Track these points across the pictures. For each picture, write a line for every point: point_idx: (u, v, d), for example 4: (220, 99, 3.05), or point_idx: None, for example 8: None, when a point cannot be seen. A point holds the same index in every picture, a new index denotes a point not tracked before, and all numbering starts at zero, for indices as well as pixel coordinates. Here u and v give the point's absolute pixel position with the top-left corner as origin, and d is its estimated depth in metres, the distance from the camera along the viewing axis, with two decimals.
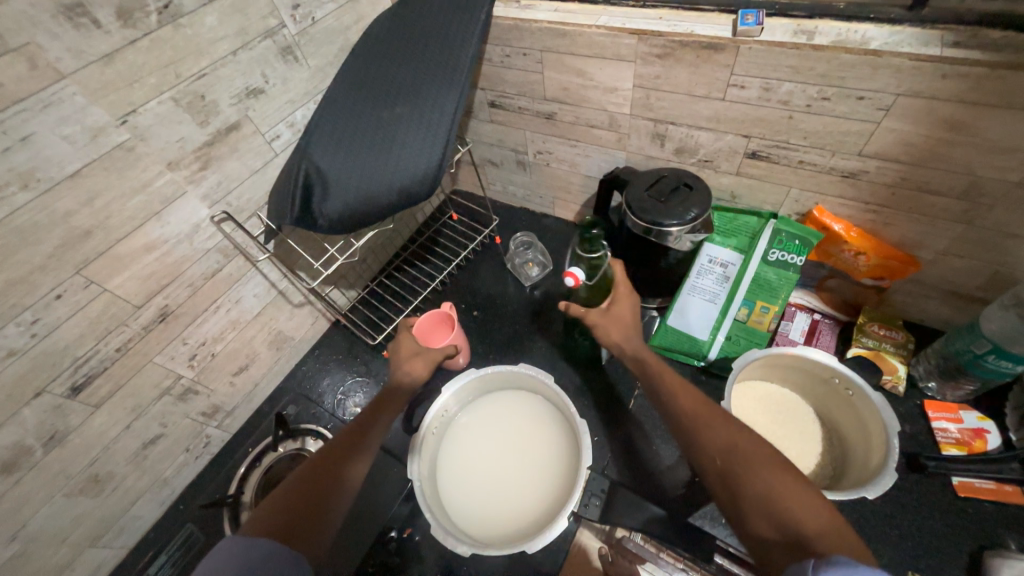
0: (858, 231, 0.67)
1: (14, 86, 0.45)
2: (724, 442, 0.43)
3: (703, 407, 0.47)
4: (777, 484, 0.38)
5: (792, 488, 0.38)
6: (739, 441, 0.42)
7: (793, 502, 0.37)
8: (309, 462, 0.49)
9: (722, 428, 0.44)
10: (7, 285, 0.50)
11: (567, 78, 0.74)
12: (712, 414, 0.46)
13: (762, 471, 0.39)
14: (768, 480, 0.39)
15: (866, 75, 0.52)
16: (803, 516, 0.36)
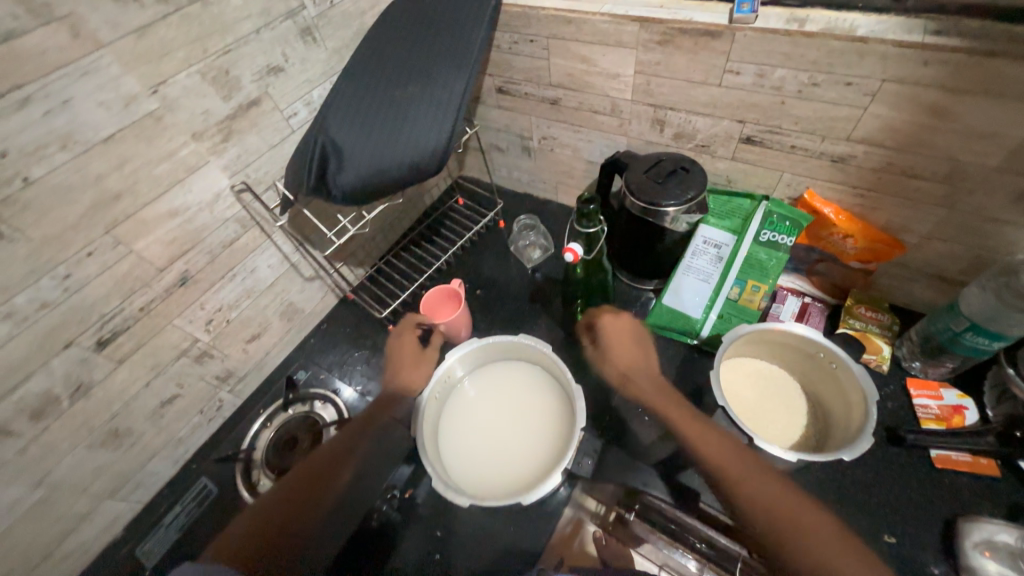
0: (846, 215, 0.70)
1: (57, 53, 0.49)
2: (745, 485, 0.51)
3: (724, 449, 0.55)
4: (807, 522, 0.47)
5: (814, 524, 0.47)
6: (770, 486, 0.51)
7: (822, 540, 0.46)
8: (296, 475, 0.60)
9: (743, 471, 0.53)
10: (44, 240, 0.53)
11: (572, 64, 0.77)
12: (734, 459, 0.54)
13: (789, 509, 0.48)
14: (808, 521, 0.47)
15: (853, 62, 0.55)
16: (833, 548, 0.45)
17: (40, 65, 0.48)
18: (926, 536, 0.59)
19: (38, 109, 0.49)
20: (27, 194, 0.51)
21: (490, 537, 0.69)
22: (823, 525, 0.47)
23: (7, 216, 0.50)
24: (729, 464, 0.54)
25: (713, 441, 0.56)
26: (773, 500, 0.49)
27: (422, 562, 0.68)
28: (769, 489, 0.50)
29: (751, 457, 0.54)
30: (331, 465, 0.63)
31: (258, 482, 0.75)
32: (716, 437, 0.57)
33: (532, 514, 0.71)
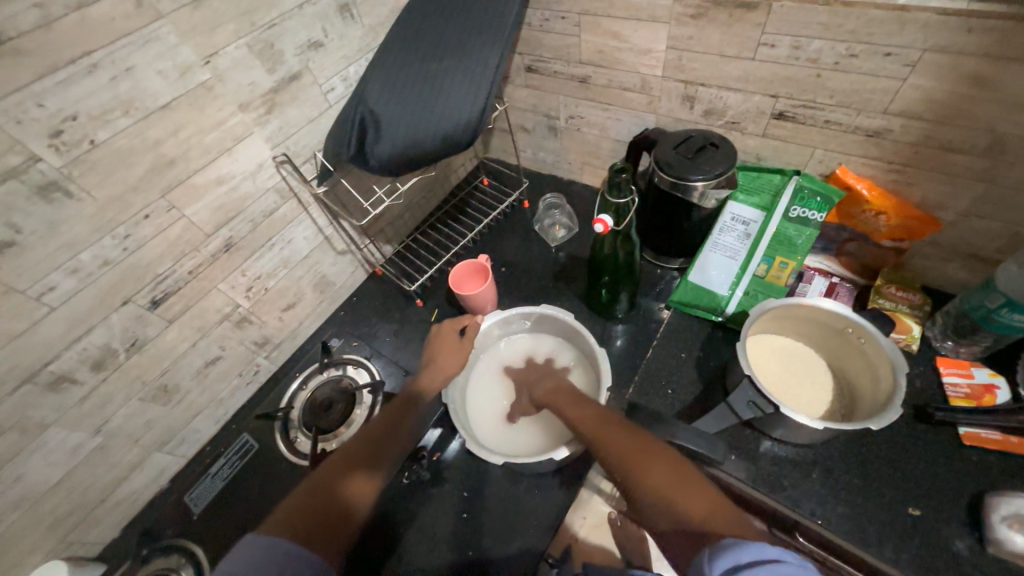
0: (880, 191, 0.70)
1: (123, 21, 0.52)
2: (638, 469, 0.45)
3: (618, 439, 0.49)
4: (670, 492, 0.42)
5: (690, 492, 0.41)
6: (646, 464, 0.45)
7: (713, 510, 0.39)
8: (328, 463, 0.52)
9: (634, 453, 0.47)
10: (108, 200, 0.57)
11: (603, 40, 0.78)
12: (627, 448, 0.47)
13: (670, 486, 0.42)
14: (671, 494, 0.41)
15: (893, 31, 0.54)
16: (693, 514, 0.39)
17: (108, 33, 0.51)
18: (951, 510, 0.60)
19: (105, 74, 0.52)
20: (94, 156, 0.54)
21: (515, 499, 0.72)
22: (682, 491, 0.41)
23: (76, 176, 0.54)
24: (622, 451, 0.48)
25: (609, 434, 0.51)
26: (649, 480, 0.43)
27: (450, 519, 0.71)
28: (652, 468, 0.44)
29: (643, 437, 0.49)
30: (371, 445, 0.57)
31: (295, 440, 0.79)
32: (611, 428, 0.52)
33: (555, 480, 0.73)
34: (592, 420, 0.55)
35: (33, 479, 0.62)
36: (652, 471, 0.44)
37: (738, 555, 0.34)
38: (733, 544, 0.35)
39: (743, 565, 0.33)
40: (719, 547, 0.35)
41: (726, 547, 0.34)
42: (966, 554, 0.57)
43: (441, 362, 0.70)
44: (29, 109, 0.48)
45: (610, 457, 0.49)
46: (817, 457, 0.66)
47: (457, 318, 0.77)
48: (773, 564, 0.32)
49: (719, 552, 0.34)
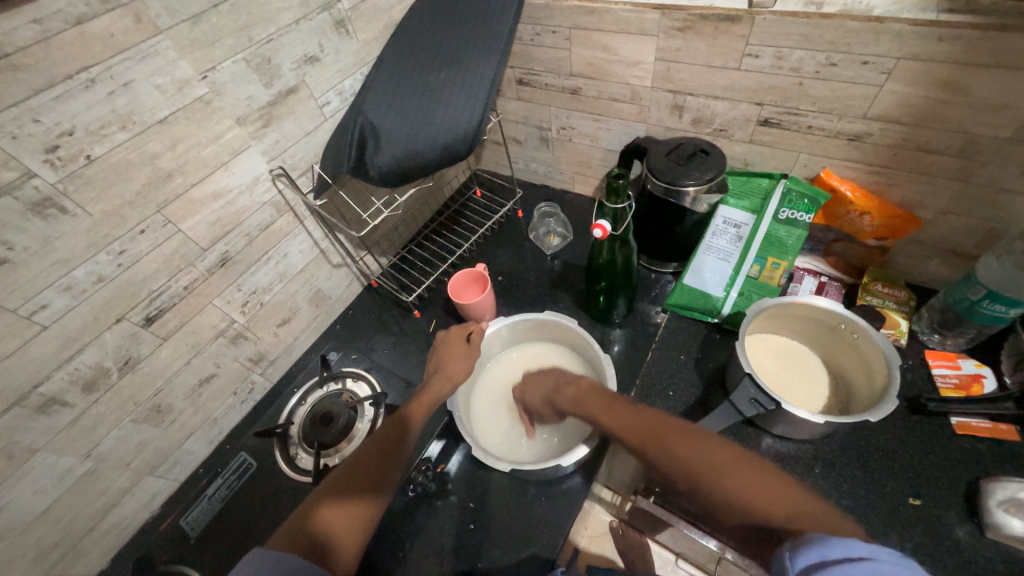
0: (863, 192, 0.73)
1: (122, 36, 0.52)
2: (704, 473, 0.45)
3: (669, 440, 0.49)
4: (741, 489, 0.42)
5: (762, 487, 0.42)
6: (716, 467, 0.44)
7: (792, 505, 0.40)
8: (327, 483, 0.53)
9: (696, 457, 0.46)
10: (103, 215, 0.56)
11: (593, 53, 0.80)
12: (685, 452, 0.47)
13: (744, 486, 0.42)
14: (747, 494, 0.42)
15: (869, 41, 0.58)
16: (771, 509, 0.41)
17: (107, 48, 0.51)
18: (949, 497, 0.61)
19: (103, 89, 0.52)
20: (89, 171, 0.54)
21: (521, 508, 0.71)
22: (757, 489, 0.42)
23: (71, 191, 0.53)
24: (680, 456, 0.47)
25: (654, 429, 0.51)
26: (717, 476, 0.44)
27: (457, 532, 0.70)
28: (716, 465, 0.45)
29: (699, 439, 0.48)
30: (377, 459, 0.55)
31: (296, 456, 0.78)
32: (660, 429, 0.50)
33: (560, 487, 0.73)
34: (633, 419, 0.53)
35: (19, 507, 0.59)
36: (721, 468, 0.44)
37: (824, 549, 0.35)
38: (817, 539, 0.36)
39: (828, 559, 0.34)
40: (806, 544, 0.36)
41: (811, 542, 0.35)
42: (966, 541, 0.58)
43: (448, 368, 0.70)
44: (25, 124, 0.48)
45: (666, 462, 0.48)
46: (817, 452, 0.67)
47: (464, 325, 0.77)
48: (859, 559, 0.33)
49: (802, 548, 0.36)
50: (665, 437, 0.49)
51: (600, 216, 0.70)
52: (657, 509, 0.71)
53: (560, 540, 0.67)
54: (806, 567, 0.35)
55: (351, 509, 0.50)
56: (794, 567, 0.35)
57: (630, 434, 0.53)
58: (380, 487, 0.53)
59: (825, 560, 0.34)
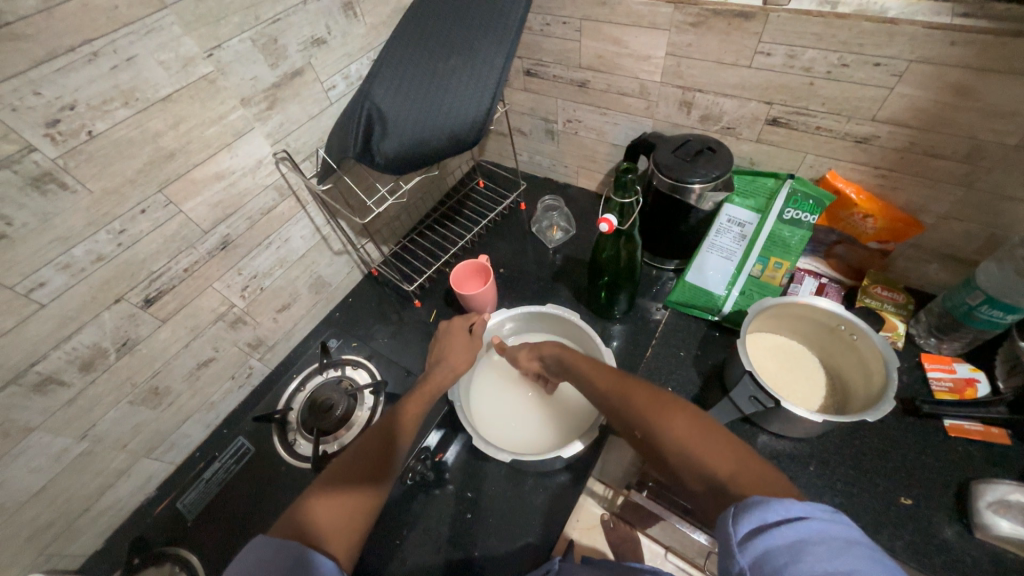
0: (867, 194, 0.73)
1: (126, 10, 0.51)
2: (656, 426, 0.44)
3: (633, 396, 0.49)
4: (691, 447, 0.41)
5: (711, 447, 0.40)
6: (667, 420, 0.44)
7: (736, 463, 0.39)
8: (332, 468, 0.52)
9: (651, 410, 0.46)
10: (104, 193, 0.55)
11: (603, 46, 0.79)
12: (642, 407, 0.46)
13: (692, 441, 0.41)
14: (692, 449, 0.41)
15: (882, 42, 0.58)
16: (720, 468, 0.39)
17: (111, 21, 0.50)
18: (939, 498, 0.62)
19: (106, 64, 0.51)
20: (91, 147, 0.53)
21: (518, 498, 0.72)
22: (704, 444, 0.41)
23: (72, 168, 0.52)
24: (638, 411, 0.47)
25: (622, 387, 0.51)
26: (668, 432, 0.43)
27: (455, 521, 0.71)
28: (669, 420, 0.43)
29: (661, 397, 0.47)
30: (382, 449, 0.54)
31: (294, 443, 0.77)
32: (629, 387, 0.50)
33: (558, 479, 0.73)
34: (606, 377, 0.53)
35: (13, 486, 0.59)
36: (673, 426, 0.43)
37: (763, 513, 0.34)
38: (756, 503, 0.34)
39: (768, 525, 0.33)
40: (745, 506, 0.35)
41: (749, 507, 0.34)
42: (955, 540, 0.59)
43: (449, 359, 0.69)
44: (26, 96, 0.47)
45: (627, 419, 0.48)
46: (813, 451, 0.68)
47: (467, 316, 0.76)
48: (800, 521, 0.32)
49: (743, 512, 0.34)
50: (631, 394, 0.49)
51: (607, 210, 0.70)
52: (650, 503, 0.73)
53: (557, 530, 0.68)
54: (747, 534, 0.34)
55: (355, 500, 0.48)
56: (737, 532, 0.34)
57: (601, 392, 0.53)
58: (382, 479, 0.51)
59: (765, 525, 0.33)
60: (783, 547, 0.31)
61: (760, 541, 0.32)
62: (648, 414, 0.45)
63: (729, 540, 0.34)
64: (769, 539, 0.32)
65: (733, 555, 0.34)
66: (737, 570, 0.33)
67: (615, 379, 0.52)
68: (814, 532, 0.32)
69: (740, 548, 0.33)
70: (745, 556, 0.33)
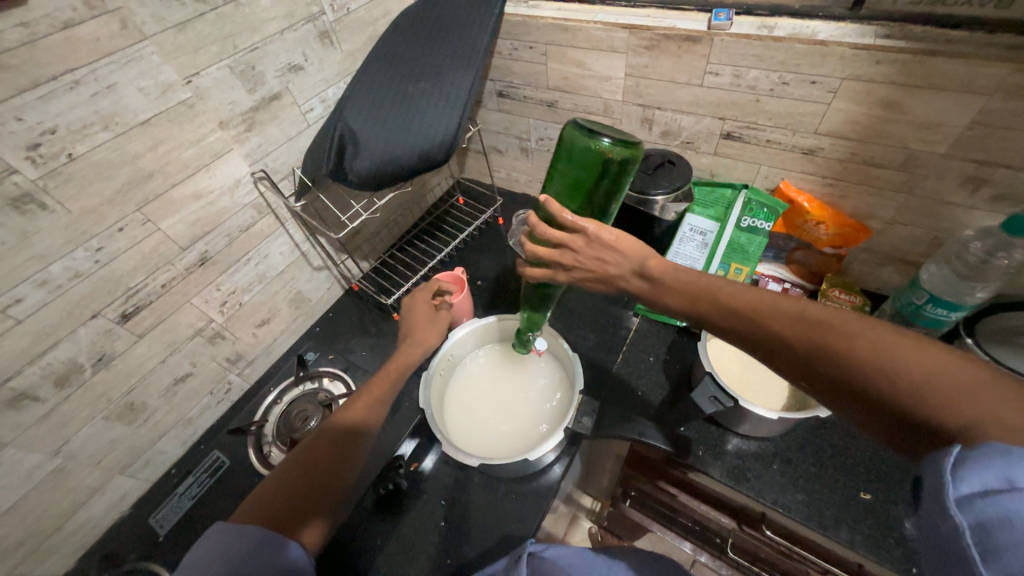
0: (818, 203, 0.77)
1: (107, 41, 0.54)
2: (851, 362, 0.36)
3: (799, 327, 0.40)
4: (878, 381, 0.35)
5: (916, 382, 0.33)
6: (866, 358, 0.36)
7: (942, 374, 0.32)
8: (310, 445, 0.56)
9: (838, 341, 0.37)
10: (82, 213, 0.58)
11: (567, 68, 0.84)
12: (823, 340, 0.38)
13: (904, 360, 0.34)
14: (905, 385, 0.34)
15: (816, 62, 0.62)
16: (927, 402, 0.33)
17: (92, 52, 0.54)
18: (897, 493, 0.65)
19: (87, 91, 0.54)
20: (71, 169, 0.55)
21: (494, 505, 0.73)
22: (951, 368, 0.32)
23: (51, 188, 0.54)
24: (803, 342, 0.39)
25: (764, 320, 0.42)
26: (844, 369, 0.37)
27: (429, 528, 0.71)
28: (839, 357, 0.37)
29: (828, 323, 0.39)
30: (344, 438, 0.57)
31: (268, 454, 0.79)
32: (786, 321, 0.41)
33: (532, 483, 0.74)
34: (744, 305, 0.44)
35: None
36: (846, 362, 0.37)
37: (1006, 470, 0.26)
38: (997, 454, 0.27)
39: (1014, 484, 0.25)
40: (971, 458, 0.28)
41: (989, 461, 0.27)
42: (914, 533, 0.61)
43: (421, 330, 0.72)
44: (8, 122, 0.50)
45: (789, 352, 0.41)
46: (776, 450, 0.70)
47: (429, 285, 0.79)
48: None
49: (966, 467, 0.28)
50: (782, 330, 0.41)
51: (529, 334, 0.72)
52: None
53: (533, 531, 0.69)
54: (971, 492, 0.27)
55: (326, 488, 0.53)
56: (952, 490, 0.28)
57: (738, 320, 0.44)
58: (341, 470, 0.55)
59: (991, 490, 0.26)
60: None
61: (987, 505, 0.26)
62: (827, 344, 0.38)
63: (942, 492, 0.28)
64: (1006, 504, 0.25)
65: (945, 512, 0.27)
66: (950, 531, 0.27)
67: (763, 301, 0.43)
68: None
69: (961, 511, 0.27)
70: (968, 515, 0.26)
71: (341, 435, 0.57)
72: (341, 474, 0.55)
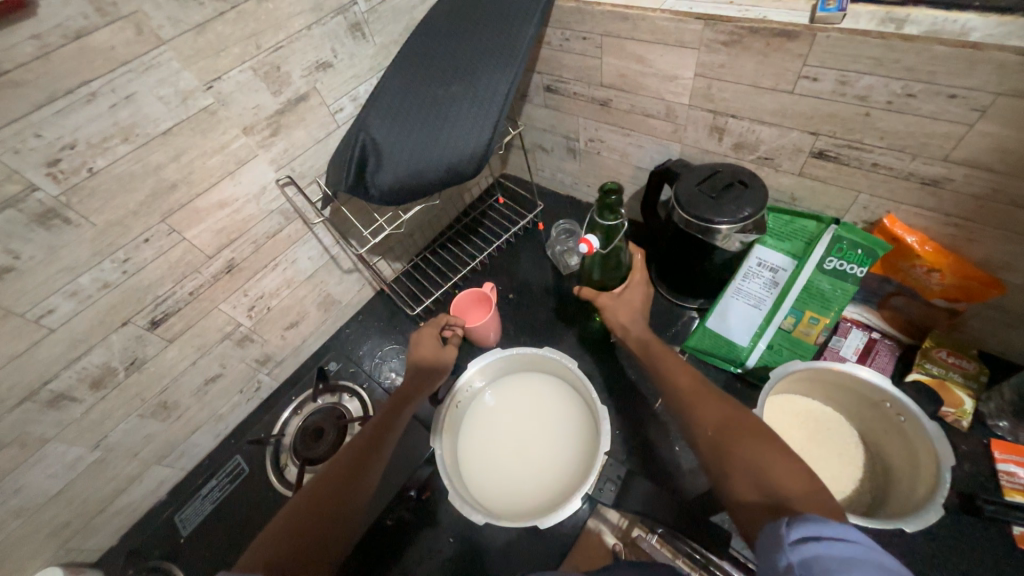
0: (934, 246, 0.61)
1: (123, 49, 0.51)
2: (745, 440, 0.44)
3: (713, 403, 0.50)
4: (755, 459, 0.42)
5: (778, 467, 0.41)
6: (754, 441, 0.44)
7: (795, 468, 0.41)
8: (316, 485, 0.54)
9: (741, 425, 0.46)
10: (107, 226, 0.57)
11: (625, 64, 0.71)
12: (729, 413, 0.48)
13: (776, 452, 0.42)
14: (762, 459, 0.42)
15: (961, 70, 0.47)
16: (784, 484, 0.39)
17: (108, 61, 0.51)
18: None
19: (104, 102, 0.52)
20: (93, 183, 0.54)
21: (504, 550, 0.69)
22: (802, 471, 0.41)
23: (74, 204, 0.54)
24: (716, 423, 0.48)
25: (702, 396, 0.52)
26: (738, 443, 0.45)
27: (437, 566, 0.69)
28: (739, 435, 0.45)
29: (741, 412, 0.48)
30: (350, 473, 0.56)
31: (284, 468, 0.82)
32: (705, 394, 0.51)
33: (546, 533, 0.70)
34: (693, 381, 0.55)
35: (33, 490, 0.64)
36: (740, 440, 0.45)
37: (822, 526, 0.33)
38: (814, 517, 0.34)
39: (823, 537, 0.32)
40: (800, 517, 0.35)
41: (810, 517, 0.34)
42: None
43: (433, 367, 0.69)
44: (27, 139, 0.49)
45: (702, 422, 0.49)
46: None
47: (437, 320, 0.75)
48: (840, 544, 0.32)
49: (798, 521, 0.34)
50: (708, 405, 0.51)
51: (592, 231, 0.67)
52: (658, 551, 0.63)
53: None
54: (799, 538, 0.33)
55: (325, 533, 0.50)
56: (784, 534, 0.34)
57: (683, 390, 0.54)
58: (342, 508, 0.53)
59: (812, 538, 0.33)
60: (832, 562, 0.31)
61: (809, 548, 0.32)
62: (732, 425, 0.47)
63: (779, 540, 0.34)
64: (821, 549, 0.32)
65: (777, 551, 0.34)
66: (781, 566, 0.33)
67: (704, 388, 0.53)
68: (855, 554, 0.31)
69: (787, 550, 0.33)
70: (794, 556, 0.32)
71: (348, 479, 0.55)
72: (342, 514, 0.52)
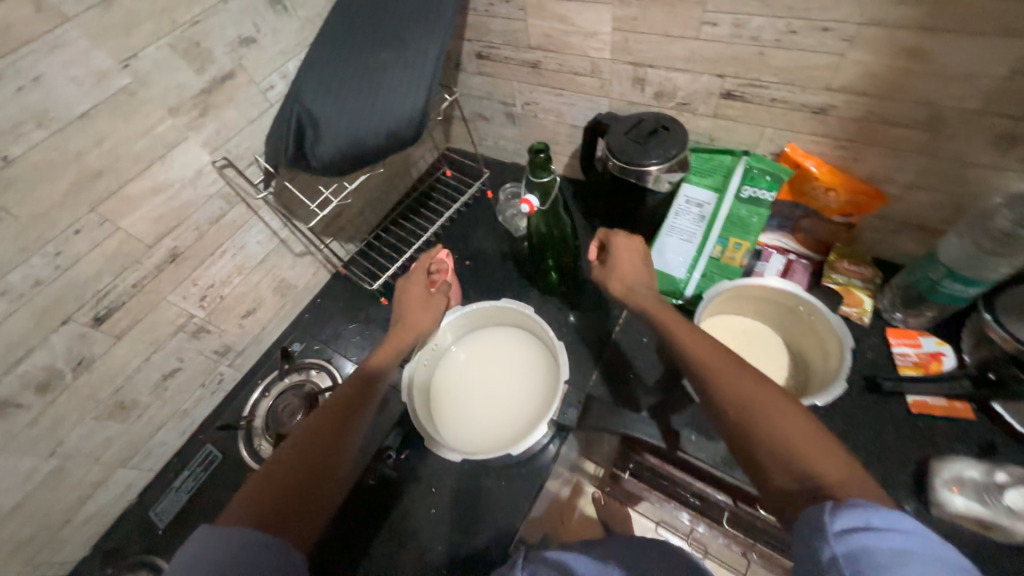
0: (829, 167, 0.70)
1: (23, 27, 0.49)
2: (772, 417, 0.44)
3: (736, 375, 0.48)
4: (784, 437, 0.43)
5: (808, 444, 0.42)
6: (779, 415, 0.44)
7: (819, 441, 0.42)
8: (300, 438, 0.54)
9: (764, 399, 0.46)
10: (31, 218, 0.55)
11: (549, 24, 0.75)
12: (748, 386, 0.47)
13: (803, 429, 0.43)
14: (791, 438, 0.42)
15: (828, 5, 0.54)
16: (816, 463, 0.40)
17: (6, 41, 0.49)
18: (897, 474, 0.65)
19: (10, 85, 0.50)
20: (9, 173, 0.52)
21: (486, 492, 0.73)
22: (827, 444, 0.42)
23: None
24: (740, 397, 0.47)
25: (723, 367, 0.50)
26: (765, 419, 0.45)
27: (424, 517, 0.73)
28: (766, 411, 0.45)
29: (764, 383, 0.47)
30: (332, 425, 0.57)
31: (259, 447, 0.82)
32: (725, 368, 0.50)
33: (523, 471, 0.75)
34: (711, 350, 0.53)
35: None
36: (768, 415, 0.45)
37: (868, 516, 0.35)
38: (860, 505, 0.36)
39: (870, 525, 0.34)
40: (846, 505, 0.36)
41: (855, 506, 0.35)
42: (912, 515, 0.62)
43: (411, 317, 0.69)
44: None
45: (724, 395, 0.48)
46: None
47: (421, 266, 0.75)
48: (891, 533, 0.33)
49: (842, 510, 0.36)
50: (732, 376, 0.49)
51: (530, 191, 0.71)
52: None
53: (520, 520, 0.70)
54: (845, 527, 0.35)
55: (313, 485, 0.51)
56: (830, 523, 0.36)
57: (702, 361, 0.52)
58: (329, 458, 0.53)
59: (861, 527, 0.34)
60: (887, 553, 0.33)
61: (860, 537, 0.34)
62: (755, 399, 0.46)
63: (823, 530, 0.36)
64: (870, 537, 0.34)
65: (825, 542, 0.35)
66: (829, 556, 0.34)
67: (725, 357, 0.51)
68: (910, 543, 0.33)
69: (835, 540, 0.35)
70: (840, 547, 0.34)
71: (333, 434, 0.55)
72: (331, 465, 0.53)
